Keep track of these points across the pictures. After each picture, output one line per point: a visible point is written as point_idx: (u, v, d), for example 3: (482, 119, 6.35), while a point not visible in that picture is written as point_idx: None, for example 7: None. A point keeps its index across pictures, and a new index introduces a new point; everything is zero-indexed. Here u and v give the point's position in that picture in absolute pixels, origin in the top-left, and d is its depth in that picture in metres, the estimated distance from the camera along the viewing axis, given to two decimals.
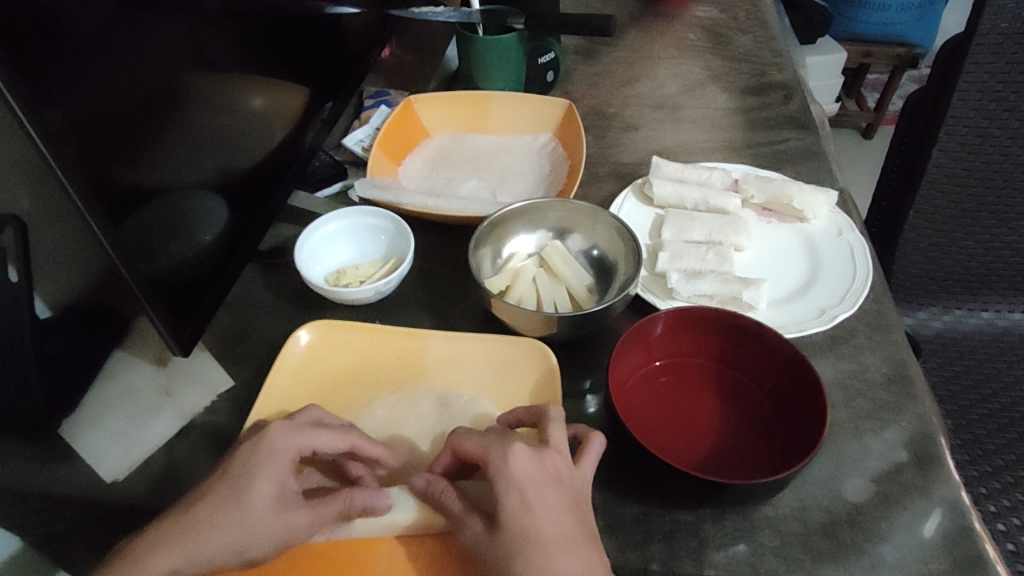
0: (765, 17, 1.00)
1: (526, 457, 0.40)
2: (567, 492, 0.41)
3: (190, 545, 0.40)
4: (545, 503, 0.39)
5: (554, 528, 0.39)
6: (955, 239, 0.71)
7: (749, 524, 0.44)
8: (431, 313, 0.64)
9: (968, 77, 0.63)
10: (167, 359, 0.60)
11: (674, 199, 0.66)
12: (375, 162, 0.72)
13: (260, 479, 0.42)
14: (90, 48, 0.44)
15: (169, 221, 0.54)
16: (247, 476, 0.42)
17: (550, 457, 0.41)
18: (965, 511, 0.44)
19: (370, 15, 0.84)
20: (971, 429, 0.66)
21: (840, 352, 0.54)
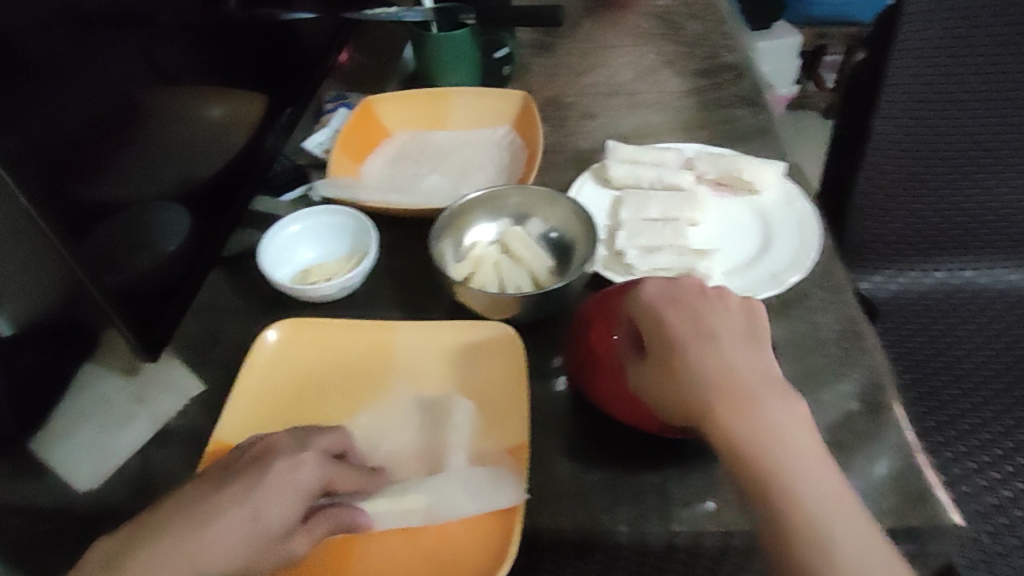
0: (715, 2, 1.02)
1: (656, 284, 0.48)
2: (700, 315, 0.46)
3: (189, 548, 0.41)
4: (684, 313, 0.47)
5: (748, 363, 0.45)
6: (903, 203, 0.73)
7: (711, 480, 0.47)
8: (398, 305, 0.65)
9: (903, 45, 0.65)
10: (136, 368, 0.61)
11: (631, 179, 0.68)
12: (336, 162, 0.73)
13: (265, 500, 0.42)
14: (45, 72, 0.45)
15: (132, 232, 0.55)
16: (254, 502, 0.42)
17: (688, 279, 0.49)
18: (912, 452, 0.46)
19: (325, 20, 0.85)
20: (928, 382, 0.68)
21: (793, 314, 0.56)
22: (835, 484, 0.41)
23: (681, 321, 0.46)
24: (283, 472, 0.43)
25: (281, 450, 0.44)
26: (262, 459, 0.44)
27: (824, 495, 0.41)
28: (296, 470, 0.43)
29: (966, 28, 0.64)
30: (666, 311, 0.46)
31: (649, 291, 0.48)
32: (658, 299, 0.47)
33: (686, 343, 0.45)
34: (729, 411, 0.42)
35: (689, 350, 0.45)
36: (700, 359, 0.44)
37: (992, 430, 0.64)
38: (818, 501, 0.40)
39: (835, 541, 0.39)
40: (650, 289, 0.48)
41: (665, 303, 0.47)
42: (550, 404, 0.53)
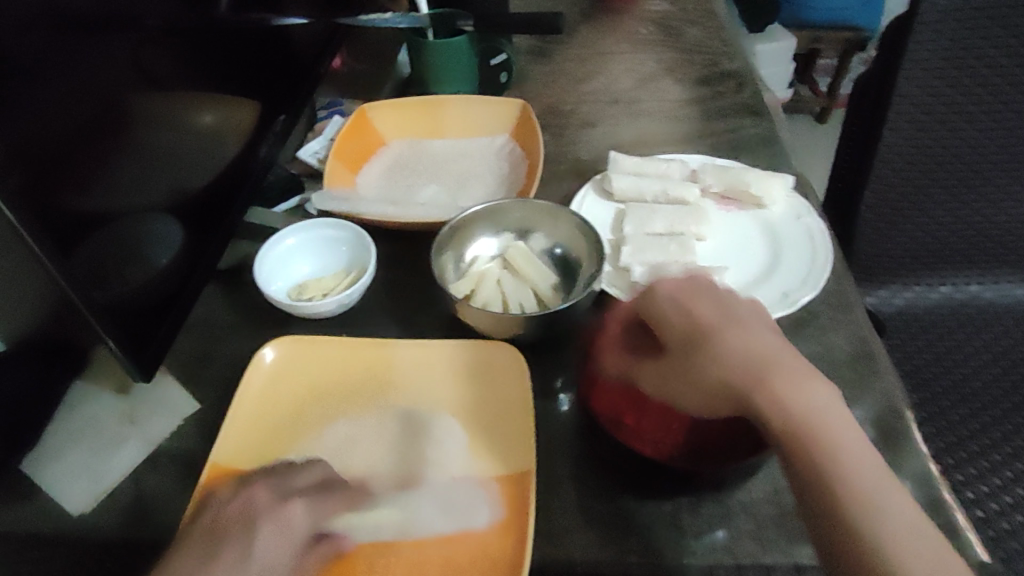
0: (715, 8, 1.01)
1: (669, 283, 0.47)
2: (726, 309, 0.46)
3: None
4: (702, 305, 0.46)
5: (767, 339, 0.44)
6: (908, 216, 0.72)
7: (725, 510, 0.45)
8: (397, 321, 0.63)
9: (913, 55, 0.64)
10: (130, 387, 0.59)
11: (634, 192, 0.66)
12: (331, 173, 0.71)
13: (265, 552, 0.41)
14: (31, 75, 0.43)
15: (122, 246, 0.53)
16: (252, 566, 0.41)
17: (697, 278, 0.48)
18: (933, 482, 0.45)
19: (317, 24, 0.83)
20: (936, 402, 0.67)
21: (804, 334, 0.55)
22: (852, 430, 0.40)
23: (709, 300, 0.46)
24: (272, 525, 0.42)
25: (261, 507, 0.43)
26: (248, 518, 0.43)
27: (848, 445, 0.39)
28: (283, 519, 0.42)
29: (976, 39, 0.63)
30: (692, 292, 0.46)
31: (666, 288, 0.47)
32: (684, 285, 0.47)
33: (709, 311, 0.45)
34: (782, 379, 0.41)
35: (707, 310, 0.45)
36: (723, 323, 0.44)
37: (1002, 451, 0.63)
38: (845, 444, 0.39)
39: (861, 466, 0.39)
40: (682, 278, 0.48)
41: (690, 286, 0.47)
42: (556, 427, 0.52)
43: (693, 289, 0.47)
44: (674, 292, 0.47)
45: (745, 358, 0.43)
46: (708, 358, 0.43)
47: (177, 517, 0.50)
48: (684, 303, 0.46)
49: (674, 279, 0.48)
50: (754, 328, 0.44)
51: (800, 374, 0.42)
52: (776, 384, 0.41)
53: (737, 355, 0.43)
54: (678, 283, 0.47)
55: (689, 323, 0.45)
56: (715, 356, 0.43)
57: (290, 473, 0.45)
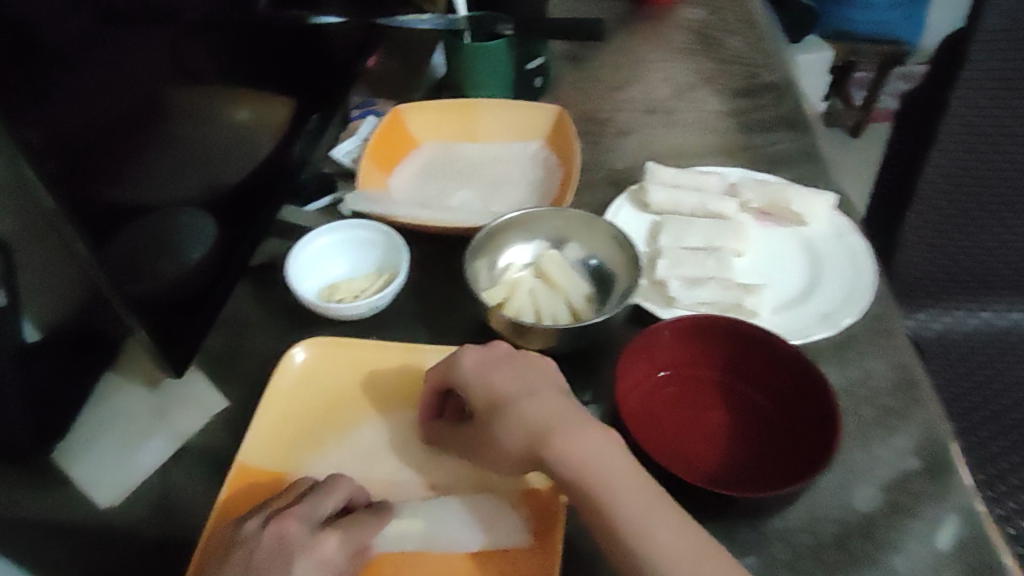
0: (754, 18, 0.99)
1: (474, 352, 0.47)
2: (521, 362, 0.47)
3: None
4: (498, 372, 0.46)
5: (517, 386, 0.45)
6: (953, 239, 0.73)
7: (760, 537, 0.45)
8: (426, 326, 0.63)
9: (965, 76, 0.65)
10: (159, 380, 0.59)
11: (670, 205, 0.65)
12: (364, 173, 0.71)
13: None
14: (73, 63, 0.42)
15: (154, 240, 0.53)
16: None
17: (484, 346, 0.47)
18: (977, 517, 0.46)
19: (354, 23, 0.83)
20: (975, 432, 0.67)
21: (845, 358, 0.55)
22: (636, 476, 0.41)
23: (508, 367, 0.46)
24: (309, 562, 0.40)
25: (296, 543, 0.41)
26: (283, 558, 0.40)
27: (631, 485, 0.41)
28: (319, 555, 0.41)
29: None
30: (524, 359, 0.47)
31: (468, 361, 0.46)
32: (500, 349, 0.47)
33: (536, 374, 0.46)
34: (565, 434, 0.42)
35: (504, 375, 0.46)
36: (524, 390, 0.45)
37: None
38: (625, 505, 0.40)
39: (626, 502, 0.40)
40: (487, 347, 0.47)
41: (501, 354, 0.47)
42: None
43: (524, 356, 0.47)
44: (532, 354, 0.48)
45: (538, 415, 0.43)
46: (514, 415, 0.44)
47: (202, 515, 0.50)
48: (522, 365, 0.47)
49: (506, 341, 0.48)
50: (551, 396, 0.44)
51: (586, 424, 0.43)
52: (559, 441, 0.42)
53: (543, 413, 0.43)
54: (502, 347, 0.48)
55: (533, 379, 0.46)
56: (511, 413, 0.44)
57: (320, 498, 0.43)
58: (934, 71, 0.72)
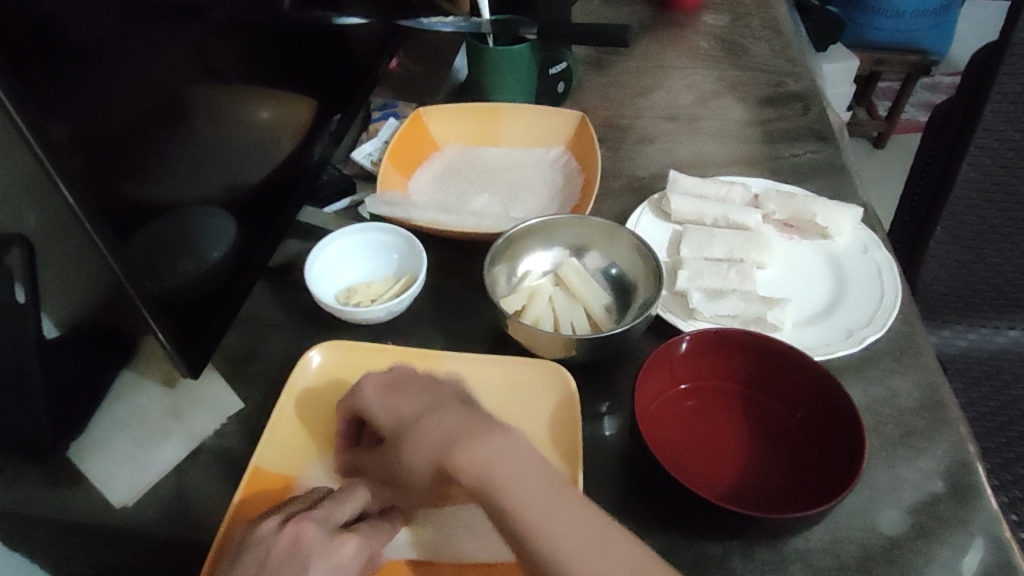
0: (780, 26, 0.98)
1: (374, 379, 0.48)
2: (423, 382, 0.48)
3: None
4: (399, 395, 0.47)
5: (411, 410, 0.46)
6: (982, 256, 0.72)
7: (780, 558, 0.44)
8: (444, 331, 0.62)
9: (1000, 89, 0.64)
10: (176, 380, 0.58)
11: (693, 215, 0.65)
12: (385, 176, 0.70)
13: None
14: (99, 60, 0.42)
15: (175, 238, 0.52)
16: None
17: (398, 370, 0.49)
18: (1005, 545, 0.44)
19: (377, 25, 0.83)
20: (1000, 453, 0.66)
21: (869, 375, 0.54)
22: (541, 477, 0.41)
23: (410, 388, 0.48)
24: (325, 566, 0.40)
25: (313, 548, 0.40)
26: (297, 560, 0.39)
27: (528, 490, 0.40)
28: (334, 559, 0.40)
29: None
30: (429, 381, 0.49)
31: (369, 386, 0.48)
32: (402, 374, 0.49)
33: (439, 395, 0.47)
34: (466, 440, 0.42)
35: (409, 400, 0.47)
36: (424, 409, 0.45)
37: None
38: (523, 501, 0.39)
39: (523, 503, 0.39)
40: (390, 372, 0.49)
41: (400, 377, 0.49)
42: (602, 453, 0.50)
43: (423, 381, 0.49)
44: (433, 380, 0.49)
45: (438, 427, 0.44)
46: (411, 434, 0.44)
47: (216, 517, 0.50)
48: (427, 386, 0.48)
49: (404, 367, 0.50)
50: (451, 410, 0.45)
51: (485, 429, 0.43)
52: (461, 450, 0.41)
53: (439, 427, 0.43)
54: (404, 372, 0.49)
55: (441, 398, 0.47)
56: (409, 433, 0.44)
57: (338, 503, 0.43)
58: (965, 84, 0.71)
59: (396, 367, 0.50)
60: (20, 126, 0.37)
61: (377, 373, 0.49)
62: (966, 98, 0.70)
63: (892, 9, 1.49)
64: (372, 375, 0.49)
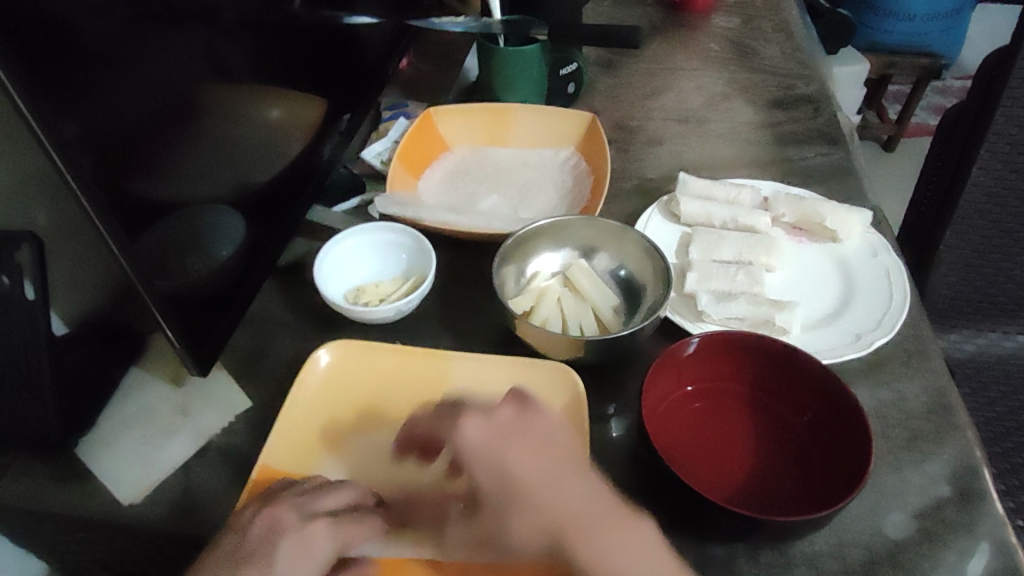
0: (791, 29, 0.98)
1: (477, 425, 0.42)
2: (528, 431, 0.42)
3: None
4: (507, 449, 0.41)
5: (526, 472, 0.40)
6: (992, 260, 0.72)
7: (785, 560, 0.44)
8: (451, 331, 0.62)
9: (1011, 93, 0.64)
10: (183, 377, 0.59)
11: (701, 217, 0.65)
12: (394, 175, 0.71)
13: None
14: (110, 59, 0.43)
15: (185, 236, 0.53)
16: None
17: (500, 412, 0.43)
18: (1012, 550, 0.44)
19: (387, 25, 0.83)
20: (1009, 458, 0.66)
21: (876, 379, 0.54)
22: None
23: (523, 439, 0.42)
24: (293, 548, 0.41)
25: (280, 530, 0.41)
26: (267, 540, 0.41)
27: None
28: (306, 544, 0.41)
29: None
30: (530, 422, 0.43)
31: (469, 435, 0.42)
32: (507, 419, 0.43)
33: (546, 447, 0.42)
34: (587, 536, 0.39)
35: (524, 458, 0.41)
36: (545, 480, 0.40)
37: None
38: None
39: None
40: (494, 418, 0.42)
41: (508, 425, 0.42)
42: (608, 455, 0.51)
43: (530, 425, 0.43)
44: (535, 418, 0.43)
45: (559, 508, 0.39)
46: (526, 508, 0.40)
47: (223, 513, 0.50)
48: (529, 432, 0.42)
49: (511, 405, 0.43)
50: (568, 488, 0.40)
51: (617, 516, 0.40)
52: (585, 549, 0.38)
53: (562, 506, 0.40)
54: (507, 412, 0.43)
55: (538, 450, 0.42)
56: (516, 506, 0.40)
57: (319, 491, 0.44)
58: (976, 88, 0.71)
59: (500, 410, 0.43)
60: (31, 124, 0.38)
61: (478, 418, 0.42)
62: (977, 102, 0.70)
63: (904, 12, 1.49)
64: (475, 423, 0.42)
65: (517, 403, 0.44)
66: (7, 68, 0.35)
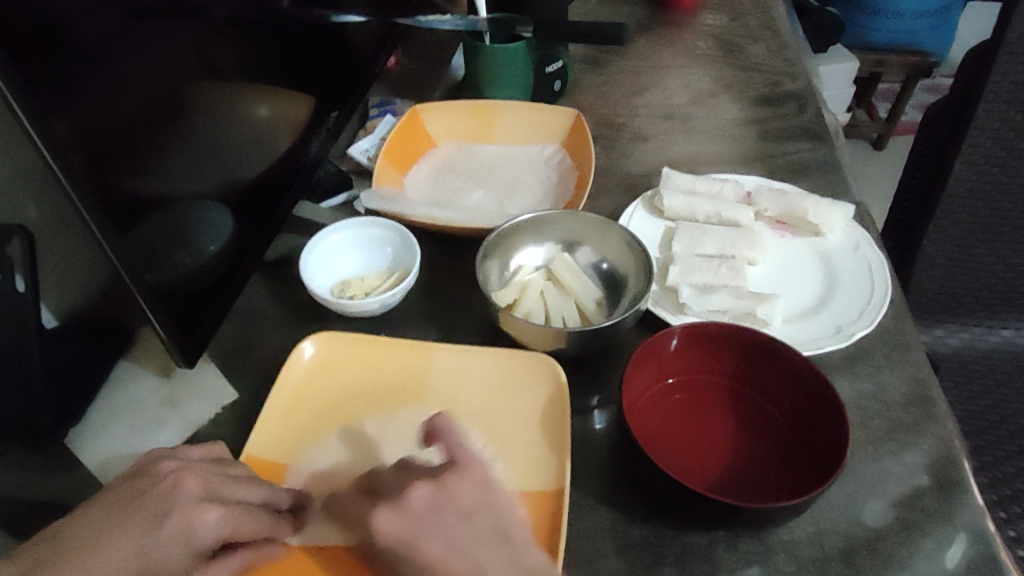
0: (777, 26, 0.98)
1: (390, 517, 0.38)
2: (450, 502, 0.39)
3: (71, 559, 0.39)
4: (427, 537, 0.38)
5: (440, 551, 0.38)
6: (975, 255, 0.72)
7: (764, 548, 0.44)
8: (437, 325, 0.63)
9: (993, 88, 0.64)
10: (172, 369, 0.59)
11: (685, 211, 0.65)
12: (380, 171, 0.71)
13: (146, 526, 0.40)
14: (100, 56, 0.43)
15: (173, 232, 0.53)
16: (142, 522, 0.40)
17: (414, 493, 0.39)
18: (988, 538, 0.45)
19: (375, 23, 0.83)
20: (991, 451, 0.66)
21: (857, 371, 0.54)
22: None
23: (438, 533, 0.38)
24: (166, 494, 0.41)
25: (159, 480, 0.42)
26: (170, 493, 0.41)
27: None
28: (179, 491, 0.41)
29: None
30: (448, 505, 0.39)
31: (384, 528, 0.38)
32: (421, 508, 0.39)
33: (468, 534, 0.39)
34: None
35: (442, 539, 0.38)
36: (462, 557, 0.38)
37: None
38: None
39: None
40: (406, 507, 0.39)
41: (420, 517, 0.38)
42: (591, 445, 0.51)
43: (446, 512, 0.39)
44: (454, 497, 0.40)
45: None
46: None
47: None
48: (448, 517, 0.39)
49: (423, 490, 0.39)
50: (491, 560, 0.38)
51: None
52: None
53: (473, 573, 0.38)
54: (418, 498, 0.39)
55: (457, 540, 0.38)
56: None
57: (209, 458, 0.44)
58: (958, 84, 0.71)
59: (411, 498, 0.39)
60: (22, 118, 0.38)
61: (389, 510, 0.39)
62: (960, 98, 0.70)
63: (893, 10, 1.50)
64: (388, 518, 0.38)
65: (429, 485, 0.40)
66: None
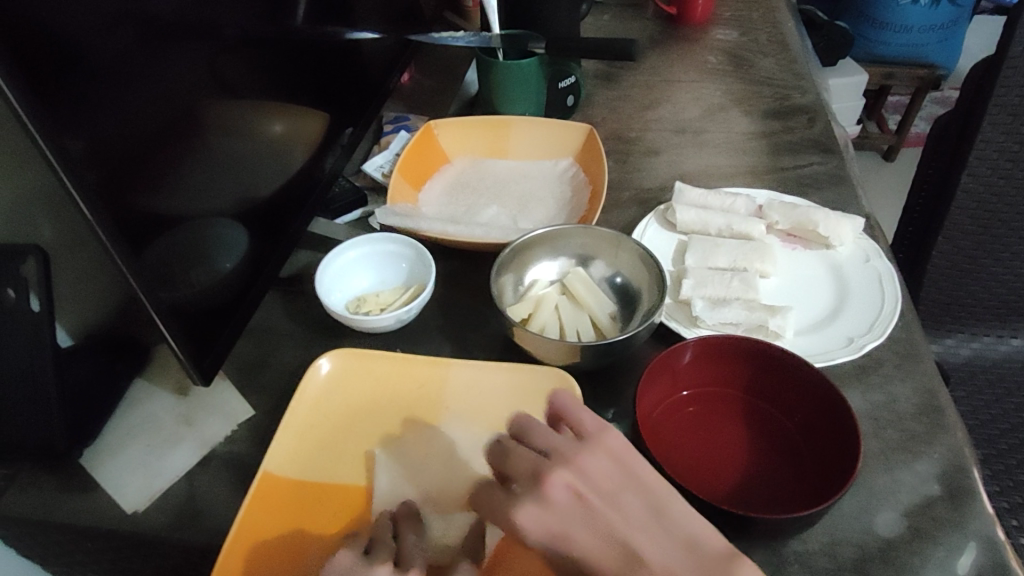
0: (788, 40, 0.99)
1: (533, 514, 0.37)
2: (595, 490, 0.37)
3: None
4: (580, 534, 0.36)
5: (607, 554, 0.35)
6: (985, 266, 0.73)
7: (778, 559, 0.45)
8: (450, 341, 0.63)
9: (999, 101, 0.65)
10: (188, 388, 0.60)
11: (697, 225, 0.66)
12: (395, 187, 0.72)
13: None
14: (114, 78, 0.44)
15: (190, 249, 0.54)
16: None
17: (556, 479, 0.38)
18: (1000, 547, 0.45)
19: (387, 41, 0.85)
20: (1002, 460, 0.67)
21: (868, 382, 0.55)
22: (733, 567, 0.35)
23: (587, 523, 0.36)
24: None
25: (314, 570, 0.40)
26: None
27: None
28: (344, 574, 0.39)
29: None
30: (589, 493, 0.37)
31: (532, 530, 0.37)
32: (564, 501, 0.37)
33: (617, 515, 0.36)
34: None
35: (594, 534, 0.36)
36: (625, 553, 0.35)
37: None
38: None
39: None
40: (549, 501, 0.37)
41: (568, 509, 0.36)
42: None
43: (592, 496, 0.37)
44: (590, 476, 0.38)
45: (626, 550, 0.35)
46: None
47: (226, 518, 0.51)
48: (593, 504, 0.36)
49: (563, 478, 0.38)
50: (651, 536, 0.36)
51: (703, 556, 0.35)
52: None
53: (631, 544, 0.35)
54: (560, 488, 0.37)
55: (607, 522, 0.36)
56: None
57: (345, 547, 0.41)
58: (964, 96, 0.72)
59: (552, 491, 0.37)
60: (33, 131, 0.38)
61: (532, 505, 0.37)
62: (968, 110, 0.71)
63: (901, 23, 1.50)
64: (530, 514, 0.37)
65: (569, 474, 0.38)
66: (5, 73, 0.36)
